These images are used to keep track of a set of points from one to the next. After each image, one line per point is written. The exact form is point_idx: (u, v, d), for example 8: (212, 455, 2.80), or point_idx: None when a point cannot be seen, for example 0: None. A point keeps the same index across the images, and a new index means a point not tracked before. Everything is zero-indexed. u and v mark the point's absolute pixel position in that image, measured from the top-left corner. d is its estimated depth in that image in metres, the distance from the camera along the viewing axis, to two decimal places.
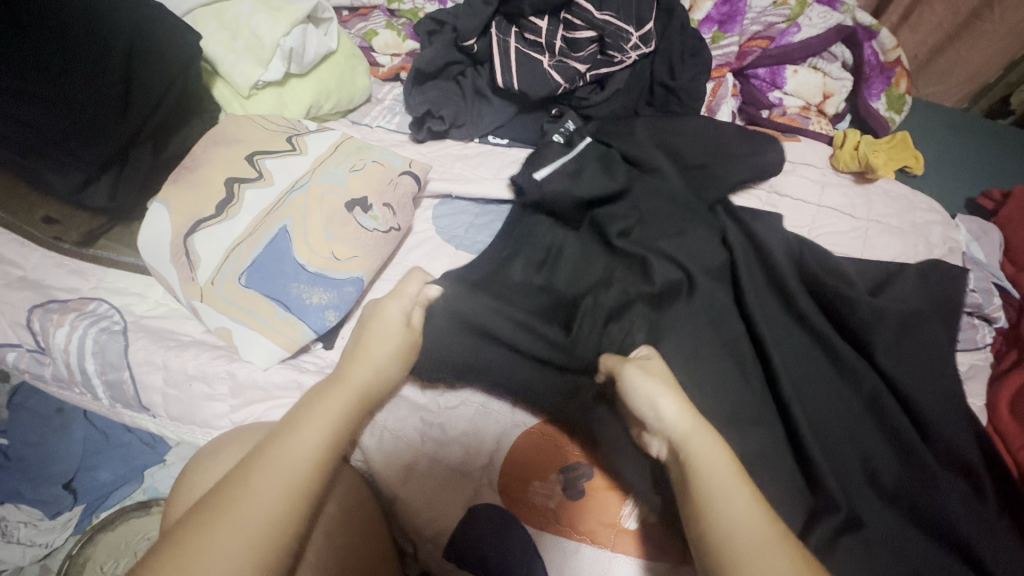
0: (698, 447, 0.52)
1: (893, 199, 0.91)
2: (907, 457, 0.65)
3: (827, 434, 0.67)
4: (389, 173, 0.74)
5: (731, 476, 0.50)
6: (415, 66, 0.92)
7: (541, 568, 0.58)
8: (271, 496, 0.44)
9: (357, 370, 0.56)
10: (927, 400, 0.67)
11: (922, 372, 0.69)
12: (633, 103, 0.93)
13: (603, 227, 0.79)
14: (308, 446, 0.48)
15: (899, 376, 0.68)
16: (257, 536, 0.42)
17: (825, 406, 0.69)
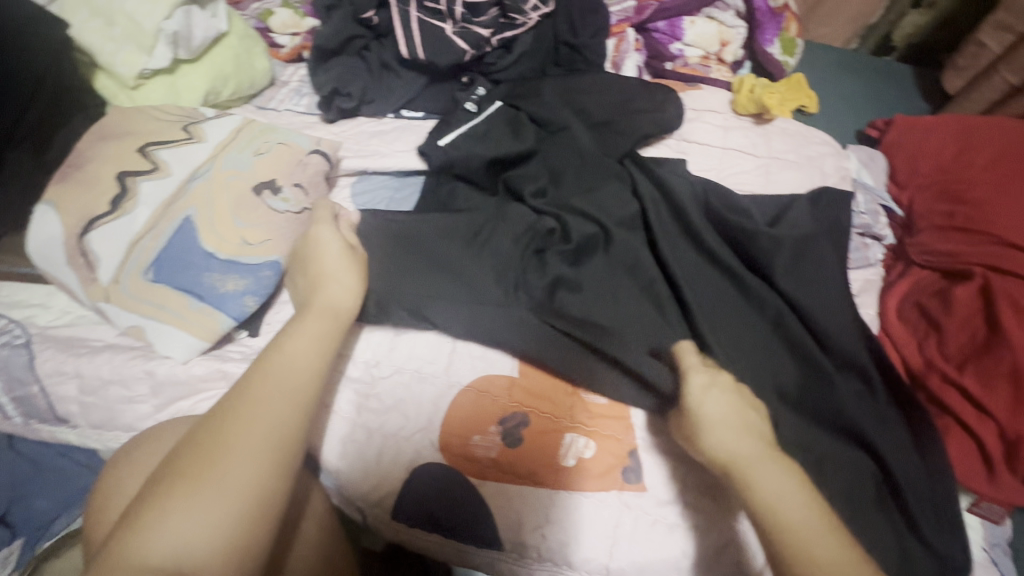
0: (771, 483, 0.49)
1: (789, 136, 0.97)
2: (809, 365, 0.71)
3: (740, 356, 0.72)
4: (297, 153, 0.72)
5: (810, 517, 0.47)
6: (314, 44, 0.89)
7: (489, 515, 0.62)
8: (279, 401, 0.47)
9: (324, 297, 0.56)
10: (824, 313, 0.74)
11: (822, 291, 0.75)
12: (541, 64, 0.94)
13: (518, 189, 0.81)
14: (292, 365, 0.49)
15: (800, 296, 0.75)
16: (273, 432, 0.45)
17: (738, 332, 0.74)
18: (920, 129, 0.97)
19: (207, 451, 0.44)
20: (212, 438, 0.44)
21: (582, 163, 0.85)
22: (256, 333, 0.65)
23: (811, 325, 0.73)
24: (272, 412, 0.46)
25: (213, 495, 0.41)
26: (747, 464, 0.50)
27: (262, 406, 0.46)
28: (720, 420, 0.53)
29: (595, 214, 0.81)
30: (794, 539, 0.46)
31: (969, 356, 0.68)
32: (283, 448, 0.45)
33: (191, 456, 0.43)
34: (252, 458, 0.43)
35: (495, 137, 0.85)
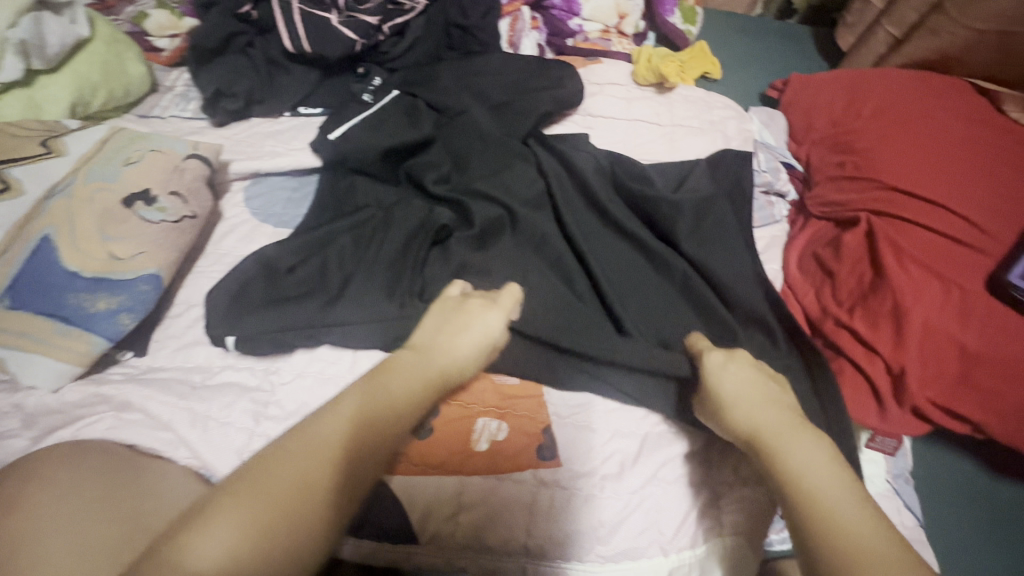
0: (794, 447, 0.49)
1: (691, 102, 0.99)
2: (714, 324, 0.72)
3: (648, 322, 0.73)
4: (172, 159, 0.69)
5: (834, 477, 0.46)
6: (191, 43, 0.84)
7: (401, 510, 0.61)
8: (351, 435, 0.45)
9: (445, 347, 0.56)
10: (726, 272, 0.75)
11: (723, 251, 0.77)
12: (435, 49, 0.93)
13: (419, 177, 0.80)
14: (378, 413, 0.48)
15: (702, 258, 0.76)
16: (342, 467, 0.43)
17: (645, 299, 0.75)
18: (814, 87, 1.00)
19: (280, 464, 0.41)
20: (298, 452, 0.42)
21: (484, 145, 0.84)
22: (143, 351, 0.64)
23: (716, 284, 0.74)
24: (348, 445, 0.44)
25: (270, 511, 0.38)
26: (767, 430, 0.51)
27: (334, 433, 0.44)
28: (735, 395, 0.56)
29: (500, 196, 0.79)
30: (819, 499, 0.44)
31: (858, 299, 0.70)
32: (343, 491, 0.42)
33: (276, 462, 0.41)
34: (316, 484, 0.41)
35: (391, 126, 0.82)
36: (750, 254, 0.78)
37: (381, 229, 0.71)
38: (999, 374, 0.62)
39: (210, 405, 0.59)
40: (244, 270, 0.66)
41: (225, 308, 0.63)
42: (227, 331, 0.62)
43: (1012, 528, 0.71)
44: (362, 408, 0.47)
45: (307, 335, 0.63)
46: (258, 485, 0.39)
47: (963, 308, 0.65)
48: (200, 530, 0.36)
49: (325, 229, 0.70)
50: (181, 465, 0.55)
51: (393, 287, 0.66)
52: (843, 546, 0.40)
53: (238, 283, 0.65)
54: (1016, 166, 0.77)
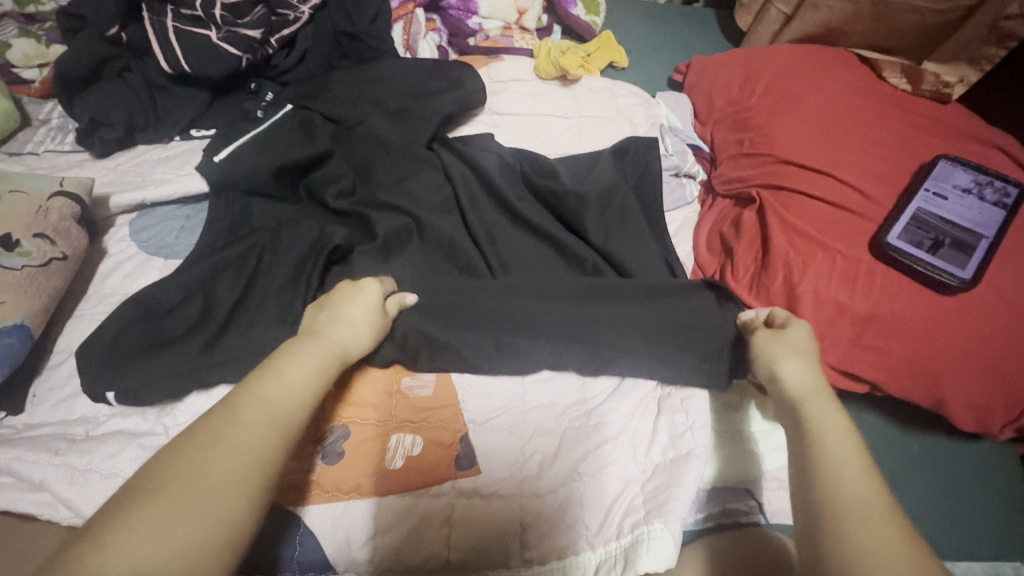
0: (828, 421, 0.49)
1: (596, 93, 0.99)
2: None
3: (570, 336, 0.68)
4: (35, 199, 0.64)
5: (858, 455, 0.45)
6: (56, 71, 0.78)
7: (315, 542, 0.58)
8: (263, 427, 0.43)
9: (332, 330, 0.56)
10: (635, 259, 0.75)
11: (631, 239, 0.77)
12: (328, 60, 0.90)
13: (319, 193, 0.77)
14: (286, 394, 0.47)
15: (609, 247, 0.76)
16: (258, 460, 0.42)
17: (566, 313, 0.69)
18: (712, 68, 1.02)
19: (192, 468, 0.39)
20: (205, 448, 0.40)
21: (388, 154, 0.80)
22: (20, 408, 0.59)
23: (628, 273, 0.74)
24: (260, 429, 0.43)
25: (186, 513, 0.37)
26: (809, 401, 0.51)
27: (244, 429, 0.43)
28: (792, 362, 0.55)
29: (407, 203, 0.77)
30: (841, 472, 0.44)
31: (755, 274, 0.72)
32: (260, 476, 0.41)
33: (183, 463, 0.39)
34: (235, 482, 0.40)
35: (284, 142, 0.79)
36: (659, 239, 0.79)
37: (274, 249, 0.69)
38: (885, 333, 0.65)
39: (91, 457, 0.55)
40: (122, 312, 0.61)
41: (103, 349, 0.59)
42: (104, 386, 0.58)
43: (924, 475, 0.74)
44: (265, 399, 0.45)
45: (199, 372, 0.60)
46: (164, 489, 0.37)
47: (849, 271, 0.67)
48: (113, 549, 0.34)
49: (214, 257, 0.66)
50: (65, 526, 0.52)
51: (290, 312, 0.64)
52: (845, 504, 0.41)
53: (113, 328, 0.60)
54: (894, 130, 0.81)
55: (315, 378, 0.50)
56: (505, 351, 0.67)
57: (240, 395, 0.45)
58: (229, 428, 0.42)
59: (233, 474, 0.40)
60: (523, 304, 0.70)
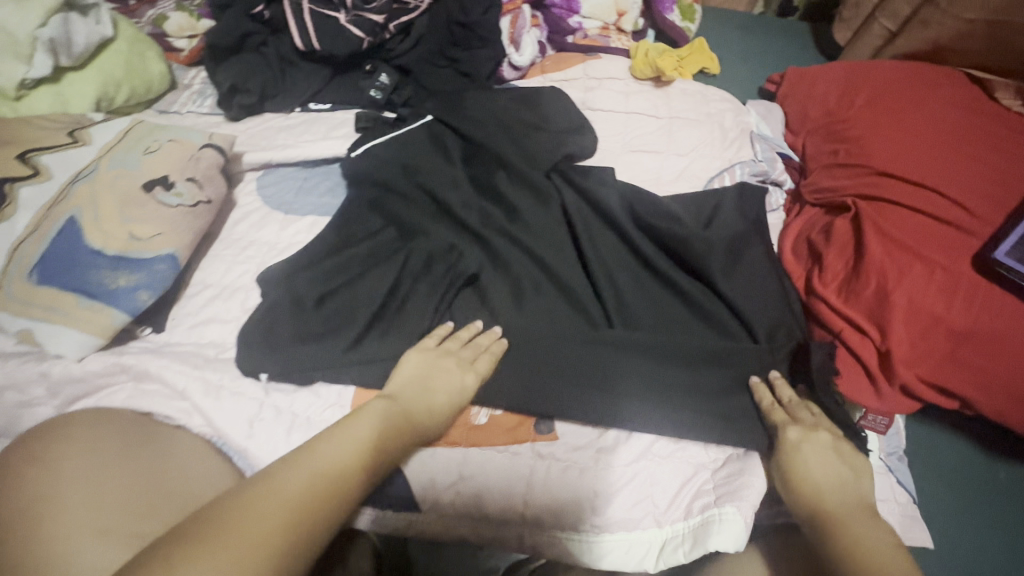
0: (871, 537, 0.50)
1: (688, 96, 1.01)
2: (719, 328, 0.74)
3: (687, 395, 0.68)
4: (189, 149, 0.73)
5: (899, 560, 0.48)
6: (208, 43, 0.89)
7: (405, 480, 0.63)
8: (309, 473, 0.47)
9: (411, 400, 0.59)
10: (734, 281, 0.76)
11: (757, 293, 0.75)
12: (439, 46, 0.94)
13: (439, 195, 0.81)
14: (336, 464, 0.49)
15: (740, 303, 0.74)
16: (298, 500, 0.44)
17: (687, 373, 0.69)
18: (808, 78, 1.02)
19: (247, 511, 0.42)
20: (260, 503, 0.43)
21: (505, 174, 0.85)
22: (161, 328, 0.67)
23: (762, 340, 0.71)
24: (291, 503, 0.44)
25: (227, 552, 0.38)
26: (841, 517, 0.53)
27: (293, 472, 0.47)
28: (821, 476, 0.57)
29: (505, 193, 0.83)
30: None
31: (843, 282, 0.72)
32: (299, 520, 0.43)
33: (238, 503, 0.43)
34: (274, 509, 0.43)
35: (415, 148, 0.86)
36: (746, 239, 0.80)
37: (420, 277, 0.74)
38: (982, 351, 0.64)
39: (223, 375, 0.63)
40: (275, 308, 0.67)
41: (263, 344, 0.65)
42: (260, 368, 0.63)
43: (1011, 507, 0.71)
44: (324, 457, 0.49)
45: (317, 328, 0.67)
46: (215, 528, 0.40)
47: (946, 286, 0.67)
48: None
49: (346, 253, 0.74)
50: (196, 431, 0.60)
51: (419, 319, 0.70)
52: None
53: (267, 311, 0.67)
54: (1003, 151, 0.79)
55: (365, 442, 0.52)
56: (627, 410, 0.67)
57: (308, 445, 0.50)
58: (285, 470, 0.47)
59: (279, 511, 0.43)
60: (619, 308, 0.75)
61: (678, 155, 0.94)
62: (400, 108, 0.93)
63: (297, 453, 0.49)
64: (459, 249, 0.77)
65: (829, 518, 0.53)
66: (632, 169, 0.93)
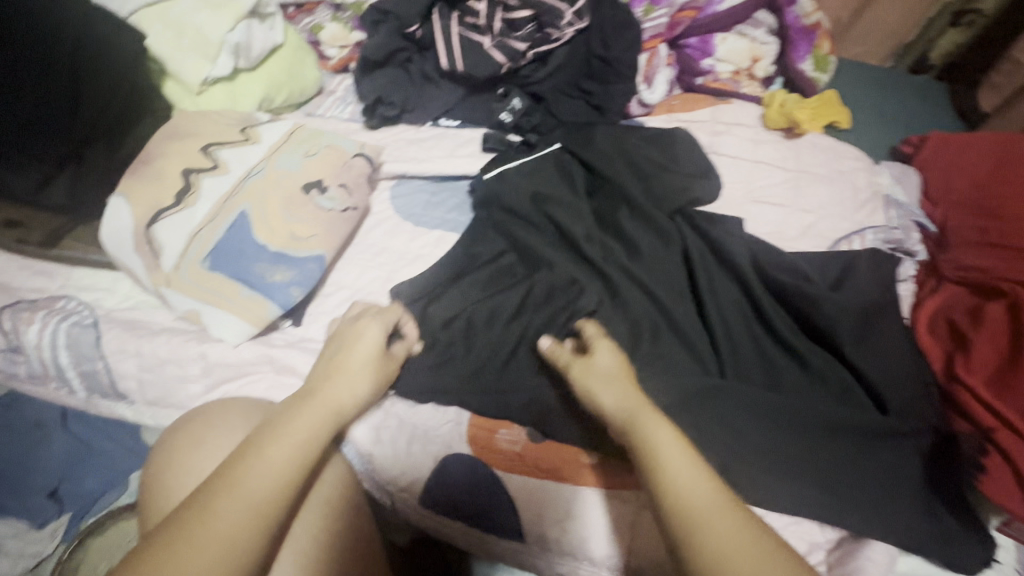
0: (651, 429, 0.52)
1: (820, 150, 0.98)
2: (846, 397, 0.70)
3: (804, 468, 0.65)
4: (342, 156, 0.76)
5: (684, 456, 0.50)
6: (363, 55, 0.94)
7: (512, 507, 0.63)
8: (269, 474, 0.48)
9: (336, 385, 0.58)
10: (867, 351, 0.72)
11: (894, 365, 0.71)
12: (575, 78, 0.98)
13: (565, 227, 0.81)
14: (274, 473, 0.48)
15: (876, 376, 0.70)
16: (259, 507, 0.46)
17: (812, 449, 0.66)
18: (954, 147, 0.99)
19: (210, 521, 0.44)
20: (224, 511, 0.44)
21: (630, 213, 0.85)
22: (300, 322, 0.70)
23: (891, 412, 0.67)
24: (257, 509, 0.46)
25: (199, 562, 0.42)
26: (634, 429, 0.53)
27: (257, 472, 0.47)
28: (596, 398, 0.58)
29: (630, 234, 0.82)
30: (664, 467, 0.49)
31: (994, 373, 0.69)
32: (257, 525, 0.45)
33: (204, 511, 0.44)
34: (238, 517, 0.45)
35: (545, 178, 0.87)
36: (885, 310, 0.75)
37: (541, 306, 0.73)
38: None
39: None
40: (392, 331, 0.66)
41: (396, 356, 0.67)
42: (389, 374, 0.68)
43: None
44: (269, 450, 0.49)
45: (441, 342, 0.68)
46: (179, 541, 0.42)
47: None
48: None
49: (472, 275, 0.75)
50: None
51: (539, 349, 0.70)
52: (684, 509, 0.46)
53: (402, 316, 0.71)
54: None
55: (312, 437, 0.52)
56: (754, 483, 0.64)
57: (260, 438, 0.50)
58: (245, 470, 0.47)
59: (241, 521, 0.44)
60: (744, 374, 0.73)
61: (804, 211, 0.92)
62: (529, 133, 0.94)
63: (252, 449, 0.49)
64: (581, 283, 0.76)
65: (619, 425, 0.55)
66: (753, 220, 0.91)
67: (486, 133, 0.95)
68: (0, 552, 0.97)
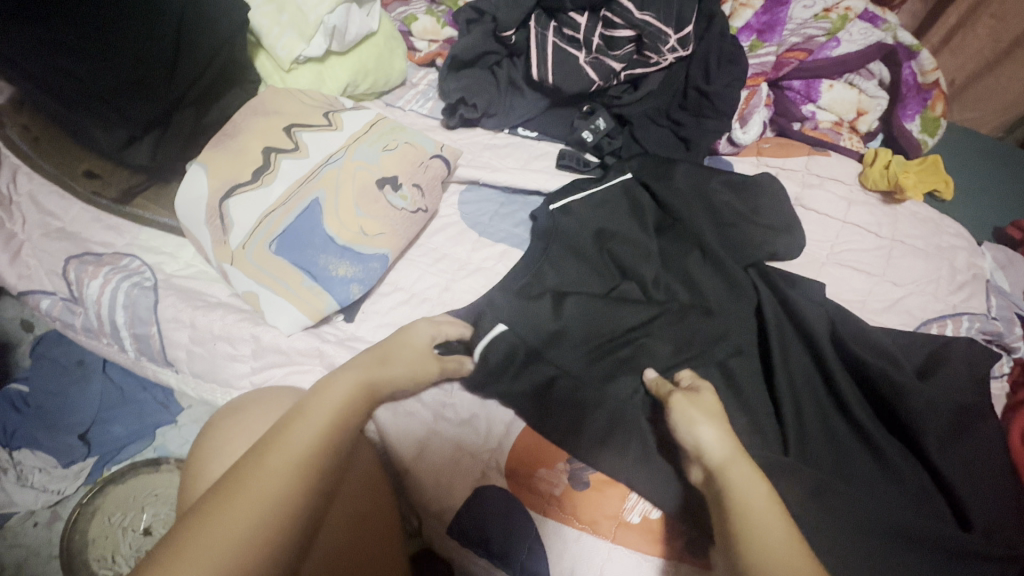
0: (744, 484, 0.51)
1: (920, 221, 0.91)
2: (923, 504, 0.64)
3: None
4: (421, 155, 0.74)
5: (775, 513, 0.48)
6: (452, 53, 0.93)
7: (543, 553, 0.59)
8: (314, 429, 0.47)
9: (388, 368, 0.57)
10: (952, 458, 0.65)
11: (981, 476, 0.65)
12: (666, 106, 0.93)
13: (633, 269, 0.77)
14: (316, 430, 0.47)
15: (960, 485, 0.63)
16: (307, 458, 0.45)
17: (884, 557, 0.59)
18: None
19: (264, 471, 0.43)
20: (278, 460, 0.44)
21: (701, 258, 0.80)
22: (352, 318, 0.69)
23: (976, 529, 0.61)
24: (304, 462, 0.45)
25: (249, 507, 0.41)
26: (722, 470, 0.53)
27: (303, 429, 0.47)
28: (688, 421, 0.57)
29: (700, 281, 0.77)
30: (755, 519, 0.48)
31: None
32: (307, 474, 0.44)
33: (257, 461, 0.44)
34: (285, 465, 0.44)
35: (614, 211, 0.82)
36: (976, 413, 0.69)
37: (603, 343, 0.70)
38: None
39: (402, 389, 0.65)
40: (497, 329, 0.67)
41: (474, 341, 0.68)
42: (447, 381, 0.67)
43: None
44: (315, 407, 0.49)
45: (494, 365, 0.66)
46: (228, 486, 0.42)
47: None
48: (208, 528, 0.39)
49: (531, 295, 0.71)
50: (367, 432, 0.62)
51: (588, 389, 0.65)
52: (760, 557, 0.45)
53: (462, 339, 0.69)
54: None
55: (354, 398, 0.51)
56: None
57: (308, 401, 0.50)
58: (293, 424, 0.47)
59: (290, 471, 0.43)
60: (815, 457, 0.66)
61: (894, 284, 0.84)
62: (608, 156, 0.91)
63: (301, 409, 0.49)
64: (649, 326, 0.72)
65: (708, 468, 0.54)
66: (835, 285, 0.84)
67: (562, 149, 0.92)
68: (25, 483, 0.97)
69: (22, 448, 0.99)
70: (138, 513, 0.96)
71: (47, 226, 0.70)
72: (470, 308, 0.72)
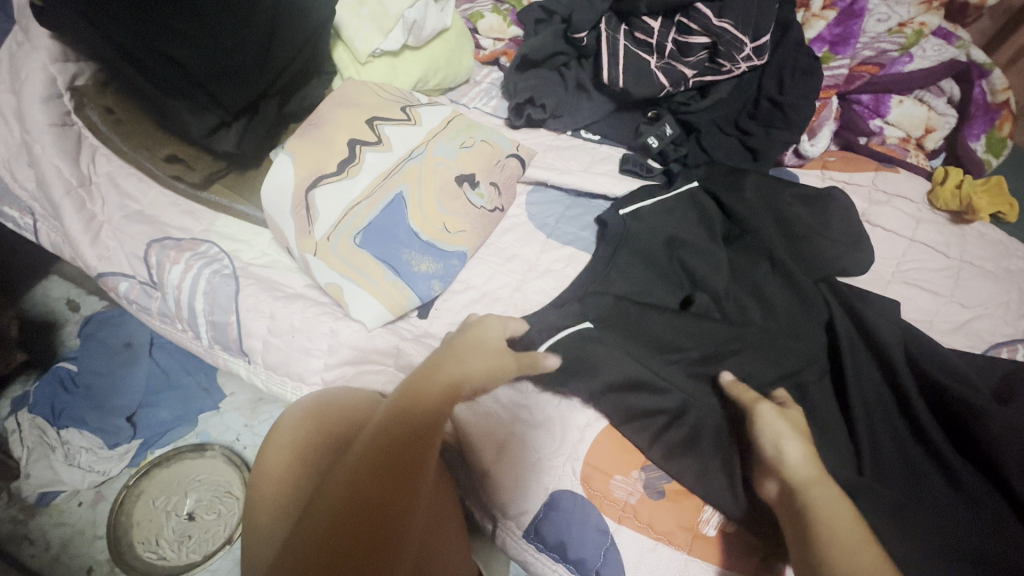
0: (825, 503, 0.51)
1: (988, 243, 0.89)
2: (998, 528, 0.61)
3: None
4: (497, 153, 0.73)
5: (860, 535, 0.49)
6: (521, 52, 0.93)
7: (616, 561, 0.59)
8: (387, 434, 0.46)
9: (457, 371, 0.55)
10: None
11: None
12: (735, 116, 0.92)
13: (702, 279, 0.76)
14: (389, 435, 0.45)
15: None
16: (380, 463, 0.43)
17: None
18: None
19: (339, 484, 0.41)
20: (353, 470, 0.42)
21: (771, 271, 0.78)
22: (426, 315, 0.69)
23: None
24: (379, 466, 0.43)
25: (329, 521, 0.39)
26: (806, 487, 0.53)
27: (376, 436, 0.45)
28: (775, 438, 0.57)
29: (770, 295, 0.76)
30: (842, 541, 0.48)
31: None
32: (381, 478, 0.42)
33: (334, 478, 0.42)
34: (358, 472, 0.42)
35: (679, 218, 0.81)
36: None
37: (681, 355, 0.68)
38: None
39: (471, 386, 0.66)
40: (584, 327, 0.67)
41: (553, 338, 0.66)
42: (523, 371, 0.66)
43: None
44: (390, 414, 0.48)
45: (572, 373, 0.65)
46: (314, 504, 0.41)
47: None
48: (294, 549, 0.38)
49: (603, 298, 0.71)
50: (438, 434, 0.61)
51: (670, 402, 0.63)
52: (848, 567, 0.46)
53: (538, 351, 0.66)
54: None
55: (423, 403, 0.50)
56: None
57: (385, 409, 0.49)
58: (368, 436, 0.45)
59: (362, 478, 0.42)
60: (893, 479, 0.65)
61: (962, 306, 0.83)
62: (672, 163, 0.90)
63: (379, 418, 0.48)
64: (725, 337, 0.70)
65: (788, 482, 0.54)
66: (902, 304, 0.83)
67: (626, 154, 0.91)
68: (71, 462, 0.96)
69: (70, 426, 0.98)
70: (183, 498, 0.96)
71: (127, 209, 0.70)
72: (542, 310, 0.71)
